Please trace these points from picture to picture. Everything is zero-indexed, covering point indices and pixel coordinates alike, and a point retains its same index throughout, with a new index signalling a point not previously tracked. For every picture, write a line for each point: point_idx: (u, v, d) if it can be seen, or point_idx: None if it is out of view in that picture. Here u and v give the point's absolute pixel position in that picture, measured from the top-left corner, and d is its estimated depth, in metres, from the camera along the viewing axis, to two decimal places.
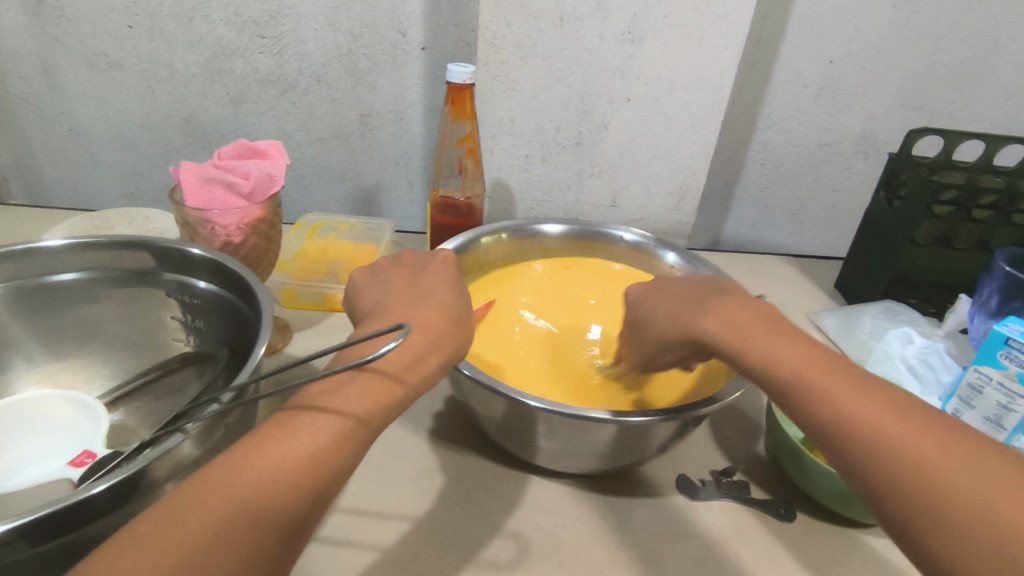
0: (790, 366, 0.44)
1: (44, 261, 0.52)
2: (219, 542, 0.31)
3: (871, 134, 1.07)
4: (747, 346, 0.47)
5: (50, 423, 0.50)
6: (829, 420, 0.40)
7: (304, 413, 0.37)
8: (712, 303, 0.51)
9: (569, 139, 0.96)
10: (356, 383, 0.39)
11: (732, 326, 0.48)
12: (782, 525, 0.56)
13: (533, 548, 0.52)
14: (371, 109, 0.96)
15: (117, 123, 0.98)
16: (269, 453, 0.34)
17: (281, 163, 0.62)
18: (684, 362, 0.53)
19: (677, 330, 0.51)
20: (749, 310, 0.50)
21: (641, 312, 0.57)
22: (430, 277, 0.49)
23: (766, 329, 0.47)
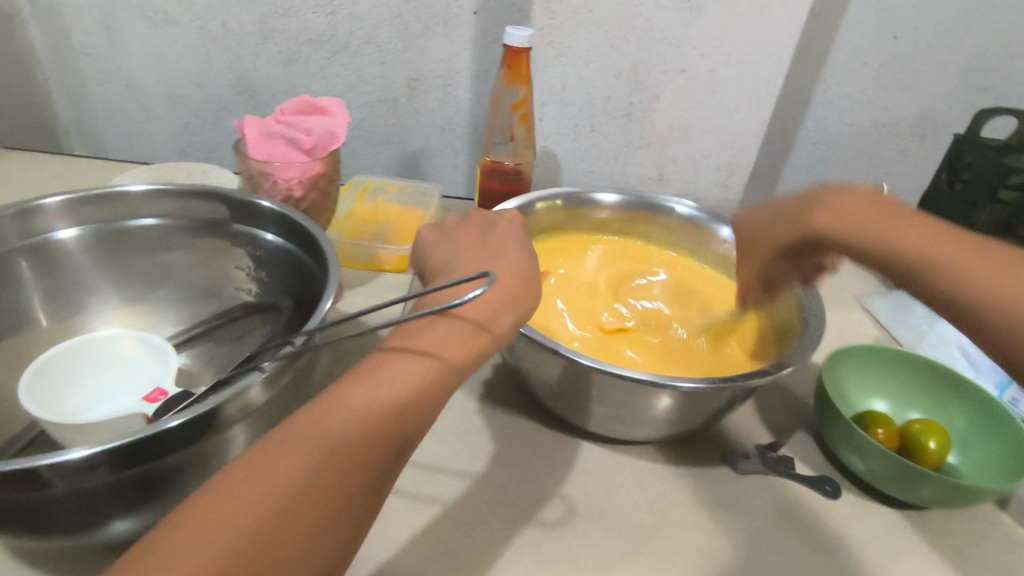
0: (910, 244, 0.44)
1: (121, 207, 0.54)
2: (314, 485, 0.32)
3: (931, 116, 1.03)
4: (864, 232, 0.46)
5: (122, 364, 0.53)
6: (948, 280, 0.42)
7: (387, 363, 0.38)
8: (821, 194, 0.50)
9: (619, 109, 0.95)
10: (434, 338, 0.40)
11: (847, 212, 0.48)
12: (829, 502, 0.56)
13: (580, 509, 0.53)
14: (420, 73, 0.96)
15: (171, 80, 0.99)
16: (355, 401, 0.36)
17: (341, 120, 0.62)
18: (799, 265, 0.54)
19: (792, 232, 0.51)
20: (863, 199, 0.48)
21: (752, 231, 0.57)
22: (502, 235, 0.50)
23: (884, 212, 0.47)
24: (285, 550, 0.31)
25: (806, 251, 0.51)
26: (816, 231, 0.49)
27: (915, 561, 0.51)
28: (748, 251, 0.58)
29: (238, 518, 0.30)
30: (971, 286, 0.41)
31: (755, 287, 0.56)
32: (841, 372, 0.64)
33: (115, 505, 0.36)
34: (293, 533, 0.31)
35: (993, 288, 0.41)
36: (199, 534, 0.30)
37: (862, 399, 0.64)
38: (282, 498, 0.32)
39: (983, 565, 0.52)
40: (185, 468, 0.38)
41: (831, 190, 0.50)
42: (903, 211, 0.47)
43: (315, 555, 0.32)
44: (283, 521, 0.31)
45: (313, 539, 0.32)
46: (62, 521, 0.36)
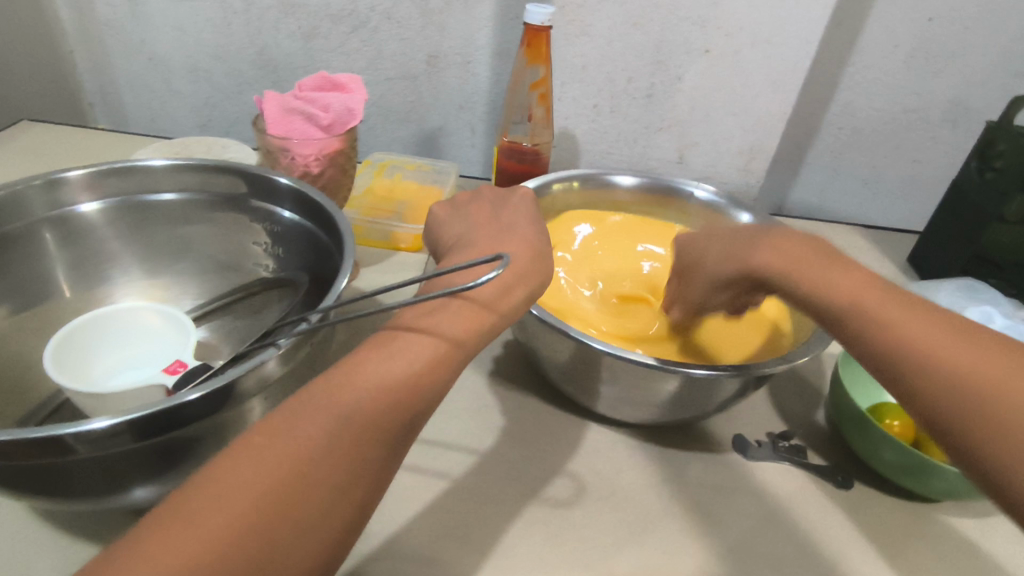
0: (844, 289, 0.46)
1: (142, 180, 0.54)
2: (329, 452, 0.33)
3: (963, 102, 1.00)
4: (801, 282, 0.48)
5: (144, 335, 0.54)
6: (887, 335, 0.42)
7: (401, 337, 0.39)
8: (768, 235, 0.53)
9: (640, 90, 0.93)
10: (445, 312, 0.41)
11: (787, 261, 0.50)
12: (840, 493, 0.56)
13: (589, 489, 0.54)
14: (439, 51, 0.95)
15: (193, 54, 0.99)
16: (368, 372, 0.36)
17: (360, 97, 0.62)
18: (738, 297, 0.54)
19: (731, 264, 0.53)
20: (805, 243, 0.51)
21: (690, 256, 0.58)
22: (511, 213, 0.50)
23: (818, 259, 0.49)
24: (304, 512, 0.31)
25: (746, 288, 0.53)
26: (754, 268, 0.51)
27: (924, 554, 0.51)
28: (684, 275, 0.59)
29: (256, 480, 0.31)
30: (892, 346, 0.42)
31: (682, 308, 0.59)
32: (859, 361, 0.63)
33: (134, 470, 0.38)
34: (313, 497, 0.32)
35: (913, 341, 0.41)
36: (219, 497, 0.30)
37: (878, 390, 0.63)
38: (298, 464, 0.32)
39: (994, 560, 0.52)
40: (204, 438, 0.39)
41: (779, 232, 0.53)
42: (848, 268, 0.48)
43: (334, 519, 0.32)
44: (301, 486, 0.32)
45: (331, 503, 0.32)
46: (85, 484, 0.37)
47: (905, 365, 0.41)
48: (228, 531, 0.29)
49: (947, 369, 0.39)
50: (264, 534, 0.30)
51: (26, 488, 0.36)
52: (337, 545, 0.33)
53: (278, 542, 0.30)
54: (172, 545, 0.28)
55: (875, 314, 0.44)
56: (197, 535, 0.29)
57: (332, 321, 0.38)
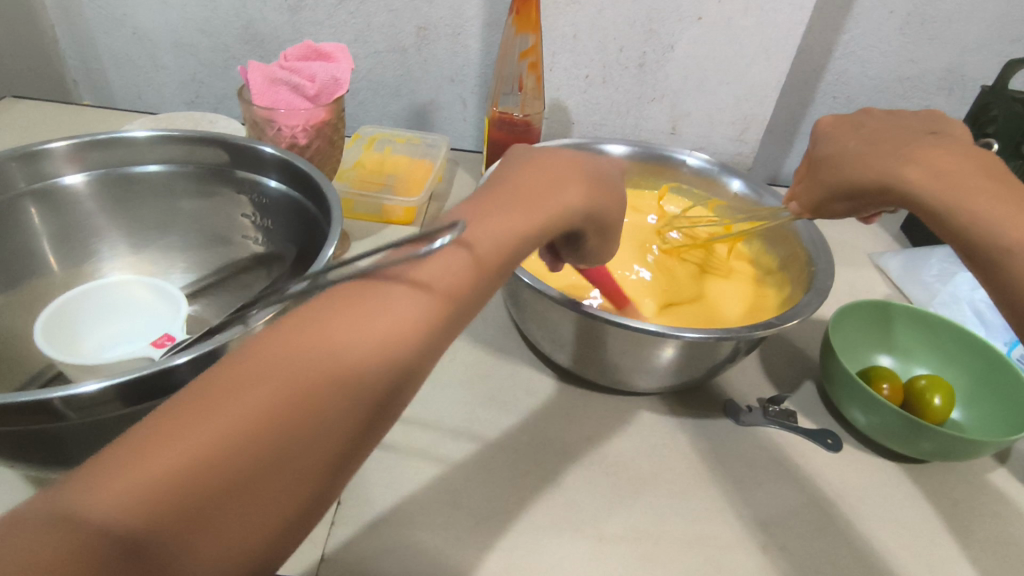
0: (1019, 228, 0.41)
1: (125, 151, 0.54)
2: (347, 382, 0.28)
3: (959, 69, 1.00)
4: (956, 197, 0.44)
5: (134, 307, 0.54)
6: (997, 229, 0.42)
7: (376, 292, 0.31)
8: (912, 148, 0.48)
9: (632, 60, 0.92)
10: (430, 264, 0.33)
11: (942, 177, 0.45)
12: (829, 454, 0.56)
13: (579, 455, 0.54)
14: (429, 22, 0.94)
15: (177, 28, 0.97)
16: (377, 303, 0.31)
17: (346, 67, 0.61)
18: (858, 210, 0.52)
19: (872, 175, 0.49)
20: (969, 159, 0.46)
21: (829, 150, 0.54)
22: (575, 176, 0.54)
23: (987, 182, 0.45)
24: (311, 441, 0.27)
25: (871, 202, 0.50)
26: (899, 184, 0.47)
27: (911, 513, 0.52)
28: (818, 169, 0.54)
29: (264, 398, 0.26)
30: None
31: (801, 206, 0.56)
32: (848, 326, 0.63)
33: (126, 437, 0.38)
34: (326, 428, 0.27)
35: None
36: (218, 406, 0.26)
37: (867, 354, 0.64)
38: (314, 386, 0.27)
39: (978, 515, 0.53)
40: None
41: (937, 146, 0.48)
42: (1001, 185, 0.44)
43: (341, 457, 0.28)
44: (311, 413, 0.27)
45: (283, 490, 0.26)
46: (78, 450, 0.37)
47: None
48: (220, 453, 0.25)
49: None
50: (256, 461, 0.25)
51: (18, 456, 0.36)
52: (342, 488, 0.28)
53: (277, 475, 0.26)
54: (153, 458, 0.24)
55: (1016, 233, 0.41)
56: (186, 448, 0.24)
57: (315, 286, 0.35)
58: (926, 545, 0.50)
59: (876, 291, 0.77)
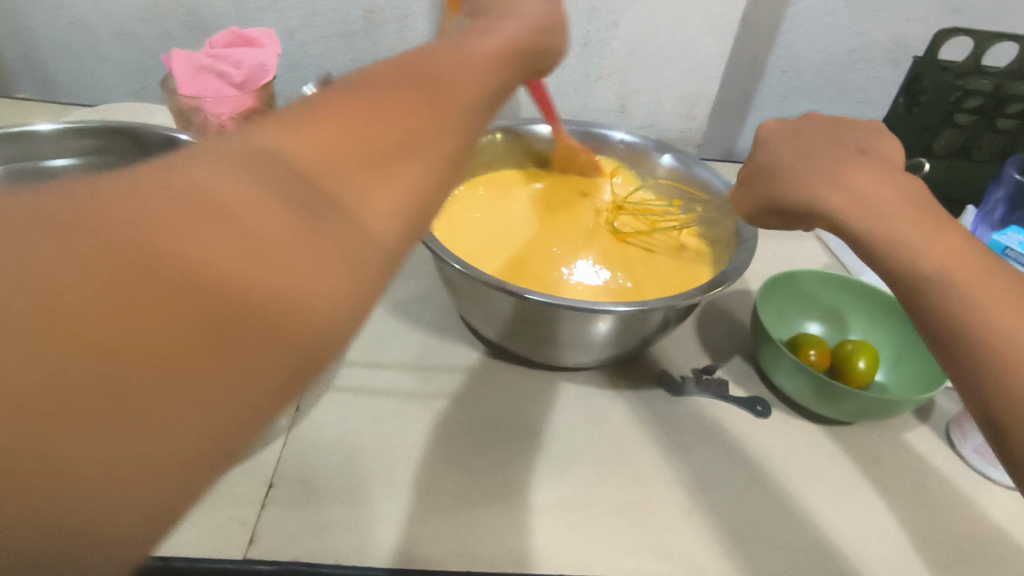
0: (935, 253, 0.39)
1: (39, 144, 0.53)
2: (390, 123, 0.26)
3: (903, 41, 1.01)
4: (874, 225, 0.41)
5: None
6: (915, 260, 0.39)
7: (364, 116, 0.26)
8: (843, 169, 0.45)
9: (578, 39, 0.92)
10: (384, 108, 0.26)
11: (867, 203, 0.42)
12: (757, 421, 0.58)
13: (514, 430, 0.55)
14: (375, 5, 0.93)
15: (117, 17, 0.95)
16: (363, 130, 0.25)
17: (273, 52, 0.61)
18: (790, 226, 0.48)
19: (799, 195, 0.45)
20: (899, 183, 0.43)
21: (764, 161, 0.50)
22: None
23: (908, 208, 0.42)
24: (365, 183, 0.24)
25: (800, 221, 0.47)
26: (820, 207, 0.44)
27: (834, 471, 0.54)
28: (751, 183, 0.51)
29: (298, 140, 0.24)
30: (953, 291, 0.38)
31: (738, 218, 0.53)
32: (777, 297, 0.65)
33: None
34: (377, 155, 0.25)
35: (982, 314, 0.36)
36: (255, 144, 0.23)
37: (796, 321, 0.65)
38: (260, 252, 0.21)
39: (895, 472, 0.55)
40: None
41: (869, 169, 0.44)
42: (927, 213, 0.42)
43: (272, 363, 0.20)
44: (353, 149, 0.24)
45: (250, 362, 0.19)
46: None
47: (965, 341, 0.36)
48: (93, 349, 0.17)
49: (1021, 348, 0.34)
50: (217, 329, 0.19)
51: None
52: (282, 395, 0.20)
53: (339, 200, 0.23)
54: (207, 172, 0.21)
55: (935, 266, 0.39)
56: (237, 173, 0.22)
57: None
58: (843, 504, 0.52)
59: (815, 262, 0.79)
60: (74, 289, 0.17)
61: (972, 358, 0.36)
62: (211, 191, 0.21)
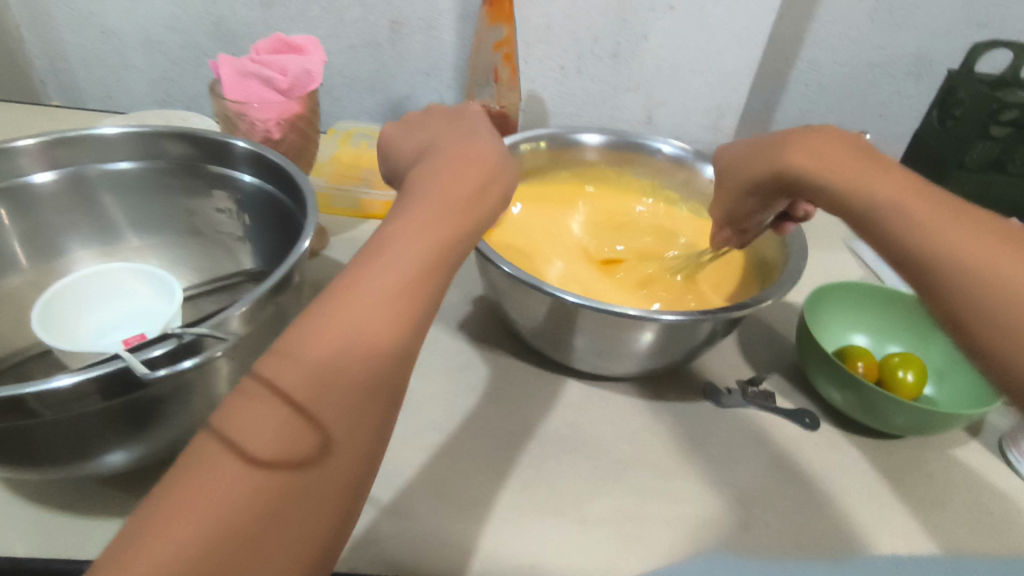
0: (890, 189, 0.42)
1: (93, 149, 0.52)
2: (326, 423, 0.30)
3: (927, 54, 1.01)
4: (831, 174, 0.45)
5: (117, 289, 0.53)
6: (868, 198, 0.42)
7: (369, 269, 0.34)
8: (805, 134, 0.49)
9: (606, 50, 0.93)
10: (390, 259, 0.34)
11: (825, 160, 0.46)
12: (806, 433, 0.57)
13: (560, 440, 0.55)
14: (403, 15, 0.93)
15: (147, 25, 0.96)
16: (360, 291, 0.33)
17: (318, 58, 0.61)
18: (767, 204, 0.53)
19: (769, 166, 0.50)
20: (843, 143, 0.47)
21: (725, 159, 0.58)
22: (462, 132, 0.43)
23: (856, 158, 0.45)
24: (290, 504, 0.28)
25: (771, 191, 0.51)
26: (783, 168, 0.48)
27: (891, 489, 0.53)
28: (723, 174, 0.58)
29: (244, 459, 0.28)
30: (922, 232, 0.39)
31: (722, 216, 0.59)
32: (822, 309, 0.64)
33: (108, 432, 0.37)
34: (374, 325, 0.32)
35: (940, 237, 0.38)
36: (201, 475, 0.28)
37: (841, 333, 0.65)
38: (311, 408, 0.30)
39: (952, 488, 0.54)
40: (175, 399, 0.38)
41: (820, 132, 0.49)
42: (892, 169, 0.44)
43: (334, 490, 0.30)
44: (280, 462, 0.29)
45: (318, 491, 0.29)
46: (54, 449, 0.36)
47: (940, 265, 0.37)
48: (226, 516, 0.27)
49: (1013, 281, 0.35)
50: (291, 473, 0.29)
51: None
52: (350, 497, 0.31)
53: (350, 374, 0.31)
54: (250, 403, 0.30)
55: (912, 210, 0.40)
56: (185, 523, 0.26)
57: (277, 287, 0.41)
58: (901, 518, 0.51)
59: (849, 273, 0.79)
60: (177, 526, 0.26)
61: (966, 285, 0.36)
62: (170, 553, 0.25)
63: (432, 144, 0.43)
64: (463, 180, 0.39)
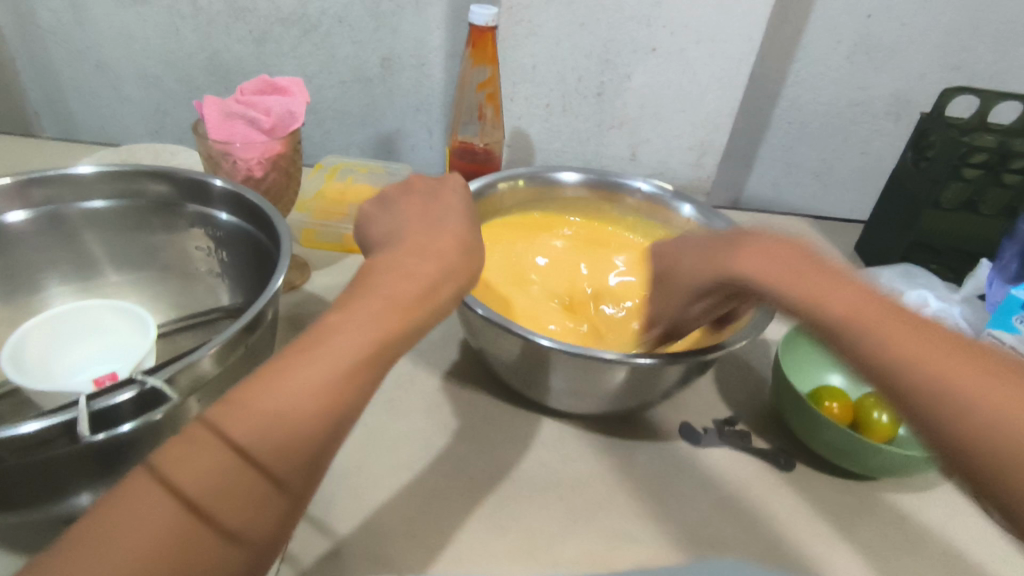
0: (809, 288, 0.40)
1: (73, 187, 0.53)
2: (255, 469, 0.32)
3: (904, 96, 1.04)
4: (778, 286, 0.42)
5: (99, 329, 0.54)
6: (877, 348, 0.36)
7: (329, 335, 0.36)
8: (740, 248, 0.46)
9: (591, 89, 0.95)
10: (347, 333, 0.36)
11: (765, 273, 0.43)
12: (781, 473, 0.57)
13: (534, 480, 0.55)
14: (393, 53, 0.95)
15: (141, 60, 0.98)
16: (316, 352, 0.35)
17: (301, 100, 0.62)
18: (714, 309, 0.50)
19: (712, 277, 0.47)
20: (783, 246, 0.44)
21: (668, 263, 0.54)
22: (432, 220, 0.46)
23: (801, 272, 0.42)
24: (208, 541, 0.30)
25: (723, 296, 0.48)
26: (733, 276, 0.45)
27: (862, 533, 0.53)
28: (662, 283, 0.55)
29: (173, 493, 0.30)
30: (909, 367, 0.34)
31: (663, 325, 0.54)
32: (796, 348, 0.65)
33: (70, 476, 0.37)
34: (323, 381, 0.34)
35: (917, 365, 0.34)
36: (142, 510, 0.30)
37: (816, 372, 0.65)
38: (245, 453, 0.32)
39: (925, 532, 0.54)
40: (141, 444, 0.38)
41: (759, 237, 0.46)
42: (829, 271, 0.42)
43: (248, 540, 0.31)
44: (215, 508, 0.31)
45: (231, 536, 0.31)
46: (14, 494, 0.36)
47: (943, 420, 0.33)
48: (145, 549, 0.29)
49: (1007, 430, 0.31)
50: (209, 513, 0.31)
51: None
52: (260, 550, 0.32)
53: (289, 426, 0.33)
54: (194, 444, 0.32)
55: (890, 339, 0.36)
56: (121, 554, 0.28)
57: (246, 329, 0.41)
58: (873, 562, 0.51)
59: None
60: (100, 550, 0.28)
61: (965, 444, 0.32)
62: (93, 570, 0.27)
63: (400, 226, 0.46)
64: (426, 262, 0.41)
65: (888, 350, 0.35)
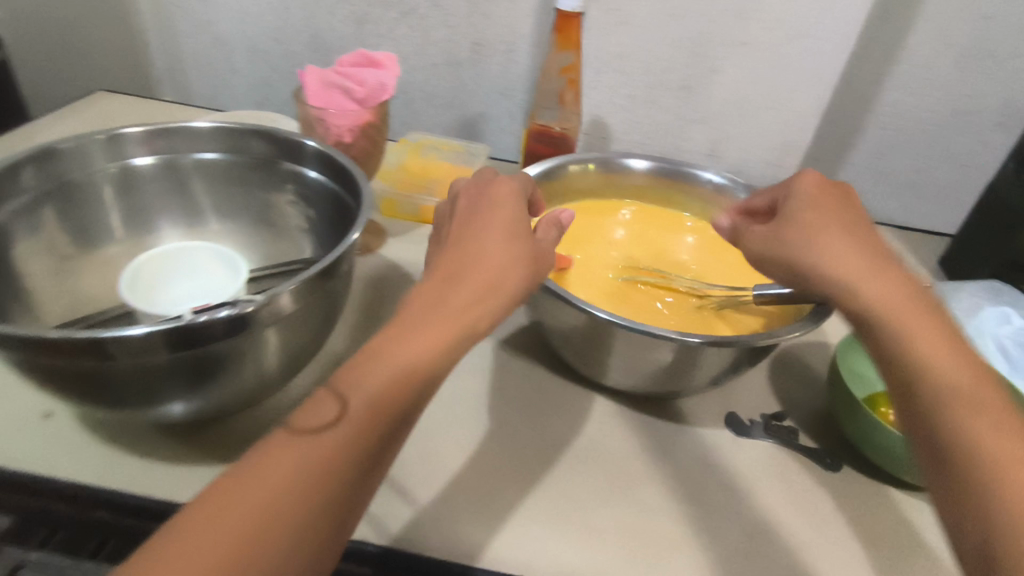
0: (922, 353, 0.43)
1: (189, 140, 0.60)
2: (351, 449, 0.34)
3: (1017, 106, 0.97)
4: (891, 330, 0.45)
5: (201, 271, 0.60)
6: (947, 408, 0.41)
7: (407, 330, 0.38)
8: (871, 271, 0.48)
9: (674, 81, 0.95)
10: (421, 328, 0.38)
11: (885, 303, 0.46)
12: (827, 474, 0.57)
13: (577, 449, 0.57)
14: (483, 38, 0.99)
15: (254, 35, 1.06)
16: (400, 345, 0.37)
17: (393, 74, 0.67)
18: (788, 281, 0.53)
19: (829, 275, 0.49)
20: (911, 293, 0.46)
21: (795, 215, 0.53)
22: (491, 215, 0.45)
23: (931, 323, 0.45)
24: (313, 509, 0.32)
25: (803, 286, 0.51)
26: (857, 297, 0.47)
27: (908, 540, 0.52)
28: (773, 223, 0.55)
29: (286, 467, 0.33)
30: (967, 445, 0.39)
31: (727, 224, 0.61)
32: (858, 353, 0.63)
33: (168, 383, 0.42)
34: (405, 375, 0.37)
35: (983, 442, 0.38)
36: (258, 475, 0.32)
37: (877, 380, 0.63)
38: (342, 435, 0.34)
39: None
40: (226, 362, 0.43)
41: (892, 270, 0.48)
42: (943, 328, 0.45)
43: (341, 510, 0.34)
44: (321, 482, 0.33)
45: (332, 509, 0.33)
46: (122, 392, 0.42)
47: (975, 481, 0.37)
48: (262, 516, 0.31)
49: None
50: (314, 487, 0.33)
51: (76, 391, 0.42)
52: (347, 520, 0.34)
53: (379, 411, 0.35)
54: (297, 426, 0.34)
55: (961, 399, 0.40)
56: (241, 512, 0.31)
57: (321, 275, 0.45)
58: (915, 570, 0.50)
59: None
60: (223, 516, 0.31)
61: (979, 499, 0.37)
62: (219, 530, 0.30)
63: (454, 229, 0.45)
64: (492, 265, 0.42)
65: (978, 445, 0.39)
